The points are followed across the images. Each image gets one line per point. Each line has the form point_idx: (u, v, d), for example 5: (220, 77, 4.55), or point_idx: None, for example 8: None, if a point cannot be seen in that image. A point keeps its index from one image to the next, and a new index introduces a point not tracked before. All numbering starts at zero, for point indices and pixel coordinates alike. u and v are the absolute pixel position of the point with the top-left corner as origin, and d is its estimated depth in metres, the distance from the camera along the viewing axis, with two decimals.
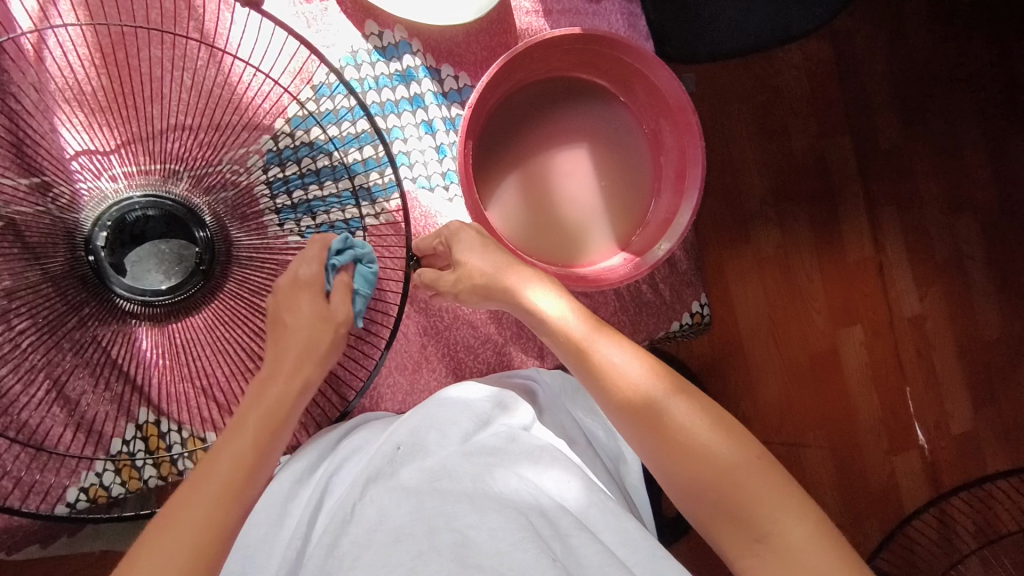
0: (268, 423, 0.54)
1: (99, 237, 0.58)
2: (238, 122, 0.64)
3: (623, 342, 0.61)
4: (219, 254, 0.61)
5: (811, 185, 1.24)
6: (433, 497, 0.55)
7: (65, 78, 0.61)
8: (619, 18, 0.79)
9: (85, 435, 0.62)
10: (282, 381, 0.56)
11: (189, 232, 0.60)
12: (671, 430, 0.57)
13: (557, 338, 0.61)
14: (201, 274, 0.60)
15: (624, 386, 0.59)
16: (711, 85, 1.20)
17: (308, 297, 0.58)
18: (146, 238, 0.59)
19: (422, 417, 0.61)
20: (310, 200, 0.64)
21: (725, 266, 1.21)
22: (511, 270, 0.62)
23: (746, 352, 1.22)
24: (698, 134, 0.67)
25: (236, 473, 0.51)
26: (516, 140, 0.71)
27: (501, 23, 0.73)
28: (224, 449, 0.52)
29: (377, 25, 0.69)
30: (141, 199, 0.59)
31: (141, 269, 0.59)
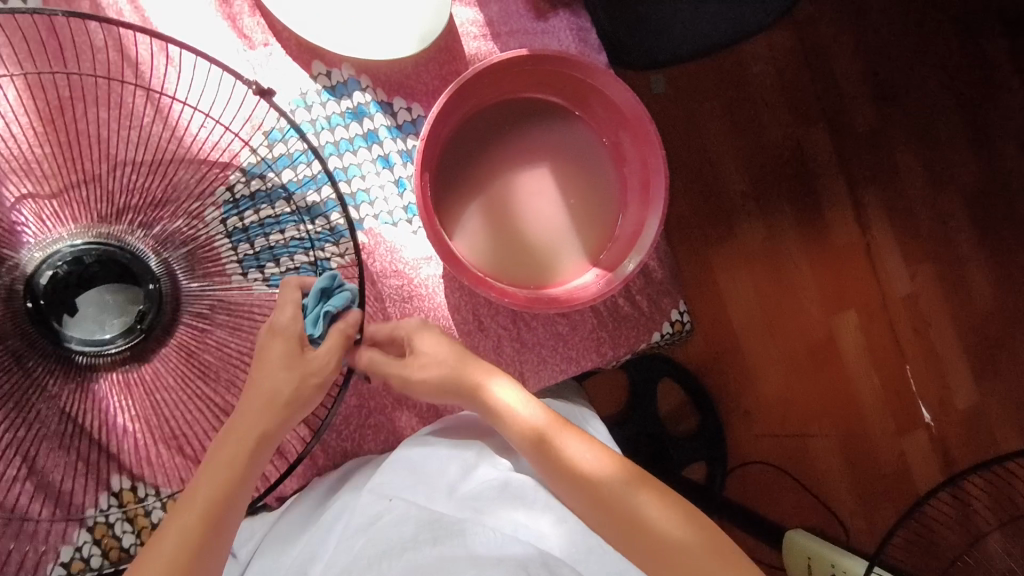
0: (226, 481, 0.54)
1: (44, 278, 0.57)
2: (190, 175, 0.63)
3: (583, 435, 0.63)
4: (165, 315, 0.59)
5: (789, 174, 1.23)
6: (431, 546, 0.55)
7: (9, 147, 0.59)
8: (568, 35, 0.78)
9: (61, 507, 0.61)
10: (247, 430, 0.55)
11: (137, 282, 0.58)
12: (633, 516, 0.59)
13: (517, 429, 0.61)
14: (141, 332, 0.58)
15: (586, 476, 0.60)
16: (678, 86, 1.20)
17: (281, 344, 0.56)
18: (94, 283, 0.58)
19: (408, 470, 0.62)
20: (273, 247, 0.63)
21: (710, 265, 1.21)
22: (468, 361, 0.64)
23: (740, 348, 1.21)
24: (658, 145, 0.67)
25: (198, 529, 0.52)
26: (476, 165, 0.71)
27: (450, 50, 0.72)
28: (185, 507, 0.53)
29: (325, 65, 0.68)
30: (83, 245, 0.57)
31: (82, 316, 0.58)
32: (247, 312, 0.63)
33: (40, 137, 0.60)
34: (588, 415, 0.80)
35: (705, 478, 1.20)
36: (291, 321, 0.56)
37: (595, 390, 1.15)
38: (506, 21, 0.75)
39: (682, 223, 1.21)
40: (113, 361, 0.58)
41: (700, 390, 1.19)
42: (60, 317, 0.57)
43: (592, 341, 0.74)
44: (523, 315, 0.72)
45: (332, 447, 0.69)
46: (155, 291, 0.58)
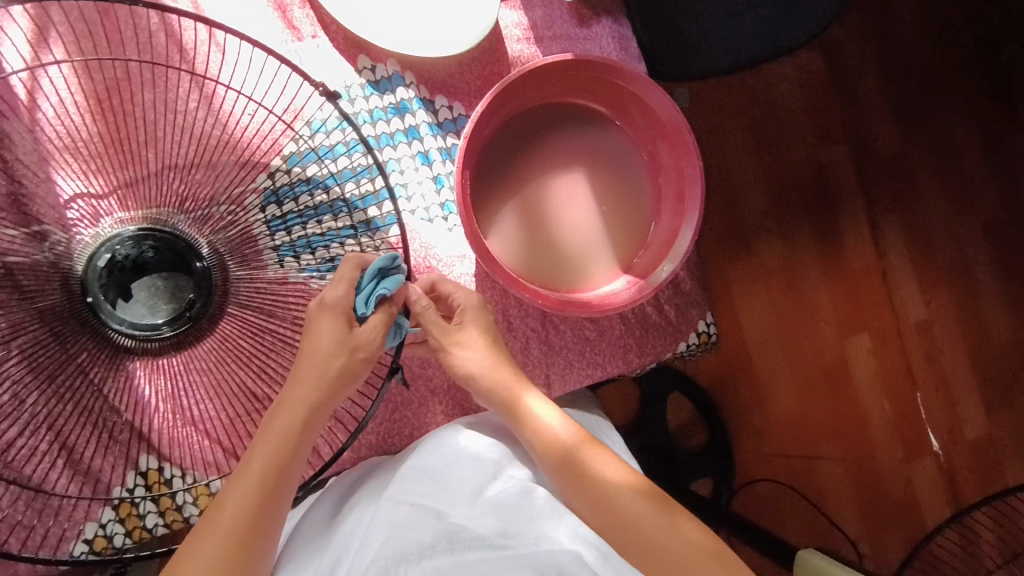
0: (274, 466, 0.55)
1: (102, 262, 0.58)
2: (233, 161, 0.63)
3: (609, 455, 0.65)
4: (211, 307, 0.60)
5: (810, 194, 1.23)
6: (444, 555, 0.54)
7: (61, 126, 0.60)
8: (610, 42, 0.78)
9: (86, 484, 0.62)
10: (291, 414, 0.56)
11: (188, 270, 0.60)
12: (648, 536, 0.60)
13: (545, 443, 0.63)
14: (188, 320, 0.59)
15: (605, 495, 0.62)
16: (705, 100, 1.20)
17: (330, 320, 0.56)
18: (146, 269, 0.59)
19: (429, 479, 0.62)
20: (310, 237, 0.63)
21: (728, 280, 1.21)
22: (504, 370, 0.64)
23: (754, 364, 1.21)
24: (695, 152, 0.67)
25: (246, 513, 0.53)
26: (514, 166, 0.71)
27: (493, 52, 0.73)
28: (233, 491, 0.54)
29: (370, 59, 0.69)
30: (139, 232, 0.59)
31: (133, 301, 0.59)
32: (279, 303, 0.62)
33: (91, 117, 0.61)
34: (605, 426, 0.80)
35: (712, 493, 1.19)
36: (339, 297, 0.56)
37: (606, 398, 1.15)
38: (549, 26, 0.76)
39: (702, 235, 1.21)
40: (158, 347, 0.59)
41: (711, 404, 1.19)
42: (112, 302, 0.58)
43: (618, 348, 0.74)
44: (551, 317, 0.72)
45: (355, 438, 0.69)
46: (206, 280, 0.60)
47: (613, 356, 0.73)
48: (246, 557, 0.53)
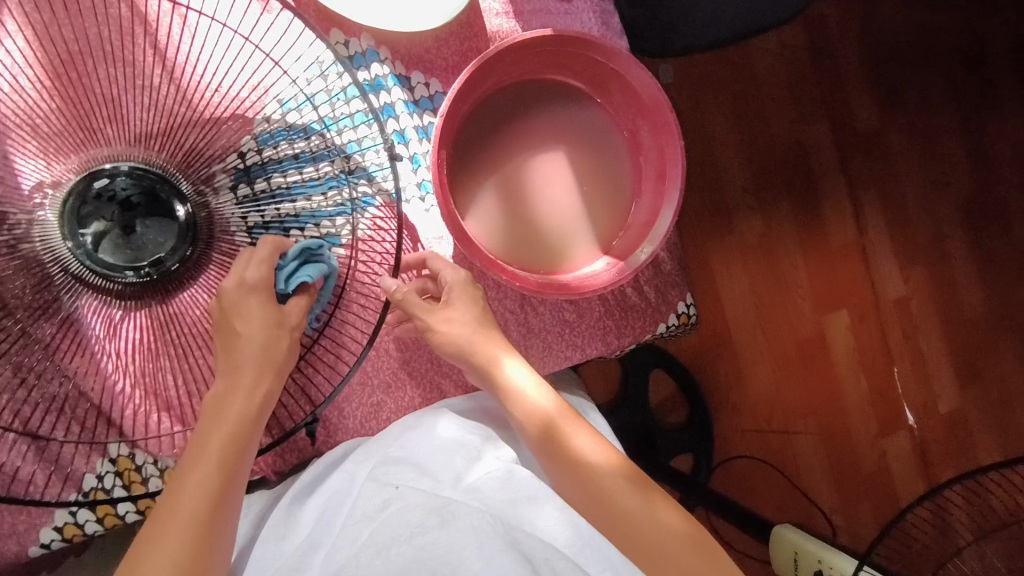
0: (228, 452, 0.54)
1: (95, 186, 0.57)
2: (200, 138, 0.60)
3: (595, 432, 0.64)
4: (171, 274, 0.58)
5: (792, 172, 1.23)
6: (436, 530, 0.53)
7: (17, 104, 0.57)
8: (592, 17, 0.74)
9: (57, 472, 0.62)
10: (244, 400, 0.54)
11: (167, 224, 0.58)
12: (620, 511, 0.60)
13: (532, 417, 0.63)
14: (145, 275, 0.58)
15: (581, 467, 0.62)
16: (688, 76, 1.19)
17: (257, 300, 0.54)
18: (131, 206, 0.58)
19: (412, 466, 0.62)
20: (283, 219, 0.61)
21: (710, 259, 1.21)
22: (493, 342, 0.63)
23: (734, 342, 1.22)
24: (677, 134, 0.66)
25: (205, 500, 0.53)
26: (493, 145, 0.70)
27: (470, 26, 0.70)
28: (189, 480, 0.53)
29: (343, 34, 0.66)
30: (136, 170, 0.58)
31: (106, 234, 0.57)
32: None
33: (49, 93, 0.58)
34: (587, 405, 0.81)
35: (691, 470, 1.21)
36: (262, 277, 0.55)
37: (587, 377, 1.14)
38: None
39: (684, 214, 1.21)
40: (110, 288, 0.57)
41: (691, 382, 1.20)
42: (86, 229, 0.57)
43: (597, 329, 0.73)
44: (530, 299, 0.71)
45: (332, 424, 0.68)
46: (183, 245, 0.59)
47: (594, 336, 0.73)
48: (211, 533, 0.54)
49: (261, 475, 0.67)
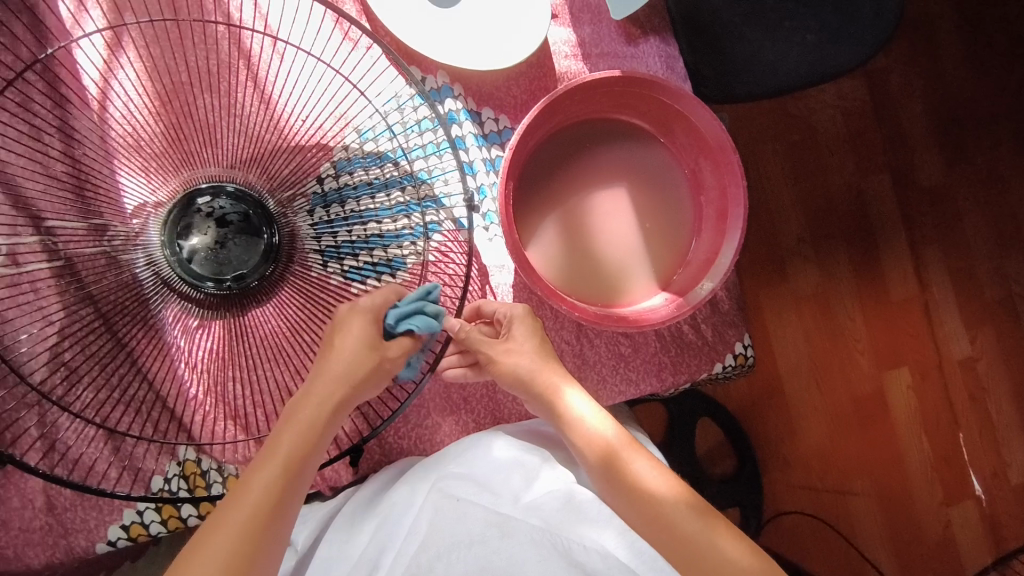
0: (294, 457, 0.55)
1: (201, 202, 0.61)
2: (285, 164, 0.65)
3: (656, 464, 0.64)
4: (253, 292, 0.62)
5: (851, 224, 1.21)
6: (498, 541, 0.58)
7: (126, 128, 0.63)
8: (658, 61, 0.76)
9: (129, 473, 0.65)
10: (318, 404, 0.57)
11: (254, 241, 0.62)
12: (686, 538, 0.59)
13: (593, 447, 0.63)
14: (229, 289, 0.61)
15: (644, 495, 0.61)
16: (744, 126, 1.19)
17: (360, 322, 0.57)
18: (224, 222, 0.62)
19: (473, 482, 0.62)
20: (354, 241, 0.64)
21: (763, 307, 1.19)
22: (556, 373, 0.64)
23: (786, 394, 1.19)
24: (740, 173, 0.68)
25: (266, 500, 0.54)
26: (555, 179, 0.72)
27: (540, 67, 0.73)
28: (254, 479, 0.54)
29: (421, 71, 0.70)
30: (237, 192, 0.62)
31: (201, 246, 0.61)
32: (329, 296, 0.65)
33: (154, 118, 0.64)
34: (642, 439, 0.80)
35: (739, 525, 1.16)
36: (374, 304, 0.58)
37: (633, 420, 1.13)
38: (598, 43, 0.75)
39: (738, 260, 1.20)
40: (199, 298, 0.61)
41: (739, 434, 1.16)
42: (187, 240, 0.61)
43: (653, 365, 0.73)
44: (586, 330, 0.72)
45: (387, 442, 0.69)
46: (265, 264, 0.62)
47: (651, 371, 0.73)
48: (267, 534, 0.54)
49: (316, 489, 0.69)
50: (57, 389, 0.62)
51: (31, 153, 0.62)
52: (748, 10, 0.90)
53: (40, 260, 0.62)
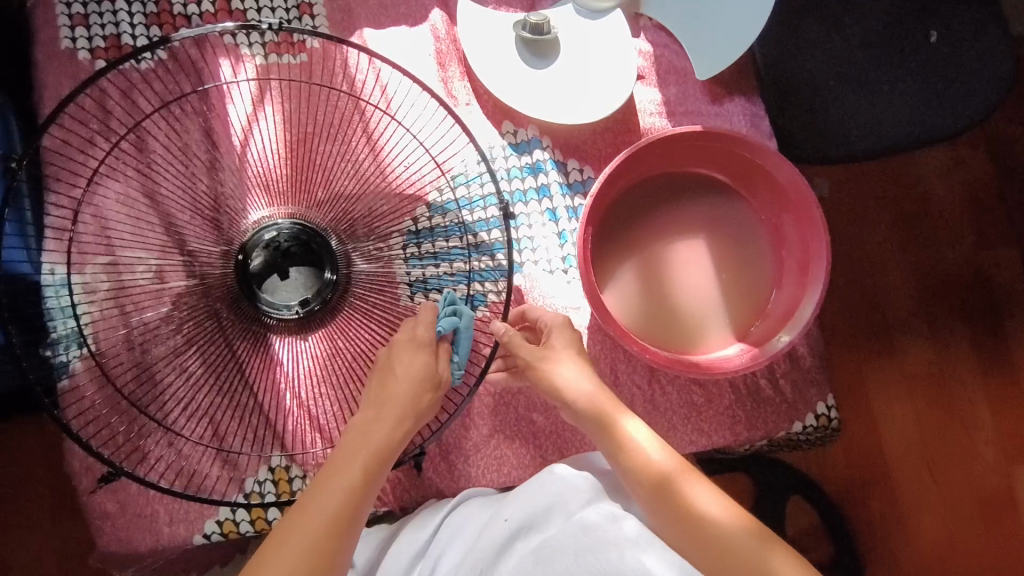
0: (369, 466, 0.59)
1: (265, 238, 0.68)
2: (389, 204, 0.74)
3: (715, 491, 0.62)
4: (319, 314, 0.67)
5: (970, 298, 1.14)
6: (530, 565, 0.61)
7: (260, 169, 0.73)
8: (742, 119, 0.79)
9: (229, 473, 0.71)
10: (383, 422, 0.60)
11: (319, 269, 0.68)
12: (749, 561, 0.57)
13: (649, 474, 0.62)
14: (296, 313, 0.67)
15: (702, 522, 0.60)
16: (844, 192, 1.16)
17: (421, 352, 0.60)
18: (287, 254, 0.68)
19: (526, 497, 0.65)
20: (439, 276, 0.73)
21: (865, 380, 1.12)
22: (610, 401, 0.64)
23: (894, 479, 1.10)
24: (823, 229, 0.68)
25: (341, 504, 0.58)
26: (634, 227, 0.74)
27: (626, 122, 0.78)
28: (331, 484, 0.58)
29: (513, 125, 0.76)
30: (301, 227, 0.68)
31: (268, 276, 0.68)
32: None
33: (283, 160, 0.74)
34: None
35: None
36: (430, 335, 0.60)
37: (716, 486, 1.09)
38: (682, 101, 0.79)
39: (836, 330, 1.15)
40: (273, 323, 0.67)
41: (839, 520, 1.08)
42: (256, 271, 0.67)
43: (726, 418, 0.72)
44: (659, 376, 0.72)
45: (456, 468, 0.72)
46: (327, 290, 0.67)
47: (725, 423, 0.72)
48: (340, 539, 0.57)
49: (387, 508, 0.73)
50: (179, 390, 0.71)
51: (185, 186, 0.73)
52: (845, 76, 0.92)
53: (179, 279, 0.70)
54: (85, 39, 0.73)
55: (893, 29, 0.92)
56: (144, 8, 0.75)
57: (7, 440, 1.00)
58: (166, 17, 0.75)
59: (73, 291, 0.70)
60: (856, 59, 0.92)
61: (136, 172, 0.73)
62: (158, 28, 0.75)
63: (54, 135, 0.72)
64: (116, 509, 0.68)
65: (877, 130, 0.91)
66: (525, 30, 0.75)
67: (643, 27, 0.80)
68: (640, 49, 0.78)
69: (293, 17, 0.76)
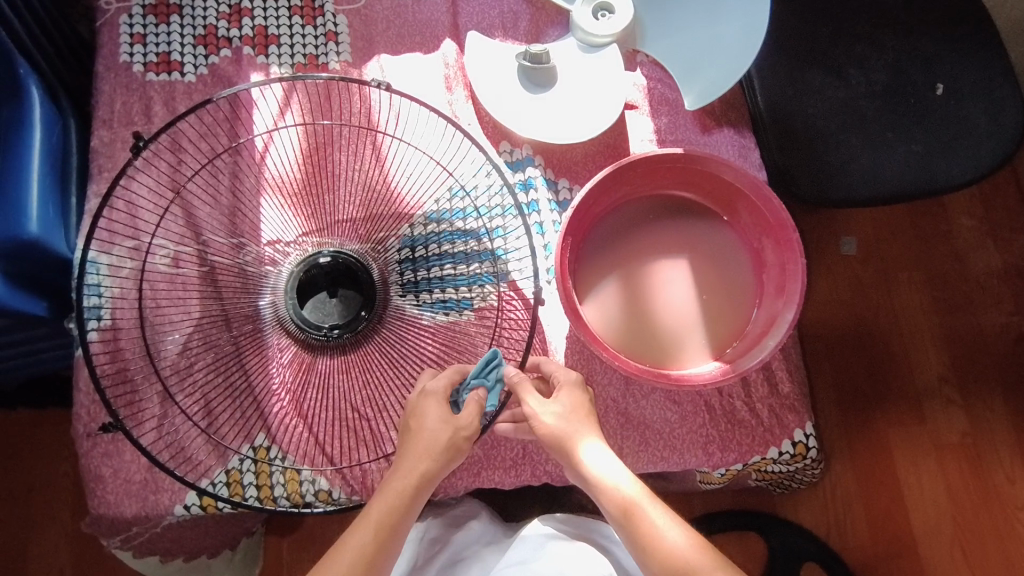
0: (385, 525, 0.58)
1: (320, 261, 0.70)
2: (388, 210, 0.78)
3: (677, 519, 0.61)
4: (344, 338, 0.69)
5: (1000, 364, 1.10)
6: None
7: (276, 174, 0.80)
8: (732, 149, 0.86)
9: (214, 448, 0.74)
10: (406, 478, 0.59)
11: (359, 301, 0.70)
12: None
13: (613, 502, 0.60)
14: (324, 335, 0.69)
15: (678, 562, 0.58)
16: (871, 248, 1.13)
17: (433, 402, 0.61)
18: (335, 283, 0.71)
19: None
20: (431, 278, 0.76)
21: (889, 444, 1.07)
22: (579, 427, 0.62)
23: (918, 547, 1.04)
24: (799, 251, 0.69)
25: (358, 567, 0.56)
26: (618, 247, 0.77)
27: (615, 147, 0.83)
28: (347, 544, 0.57)
29: (510, 145, 0.82)
30: (350, 256, 0.71)
31: (314, 296, 0.71)
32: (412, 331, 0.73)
33: (299, 167, 0.80)
34: None
35: None
36: (440, 386, 0.62)
37: (727, 544, 1.05)
38: (672, 131, 0.84)
39: (865, 392, 1.08)
40: (303, 338, 0.69)
41: None
42: (304, 290, 0.70)
43: (698, 438, 0.73)
44: (634, 391, 0.73)
45: None
46: (357, 321, 0.69)
47: (697, 443, 0.72)
48: None
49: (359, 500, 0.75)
50: (177, 365, 0.75)
51: (209, 184, 0.81)
52: (857, 125, 0.89)
53: (193, 265, 0.77)
54: (141, 55, 0.84)
55: (899, 80, 0.90)
56: (194, 30, 0.85)
57: (33, 422, 1.07)
58: (212, 39, 0.84)
59: (100, 271, 0.76)
60: (860, 107, 0.89)
61: (166, 170, 0.81)
62: (204, 48, 0.84)
63: (102, 134, 0.82)
64: (109, 474, 0.73)
65: (884, 175, 0.86)
66: (524, 60, 0.81)
67: (640, 62, 0.86)
68: (637, 82, 0.85)
69: (320, 43, 0.85)
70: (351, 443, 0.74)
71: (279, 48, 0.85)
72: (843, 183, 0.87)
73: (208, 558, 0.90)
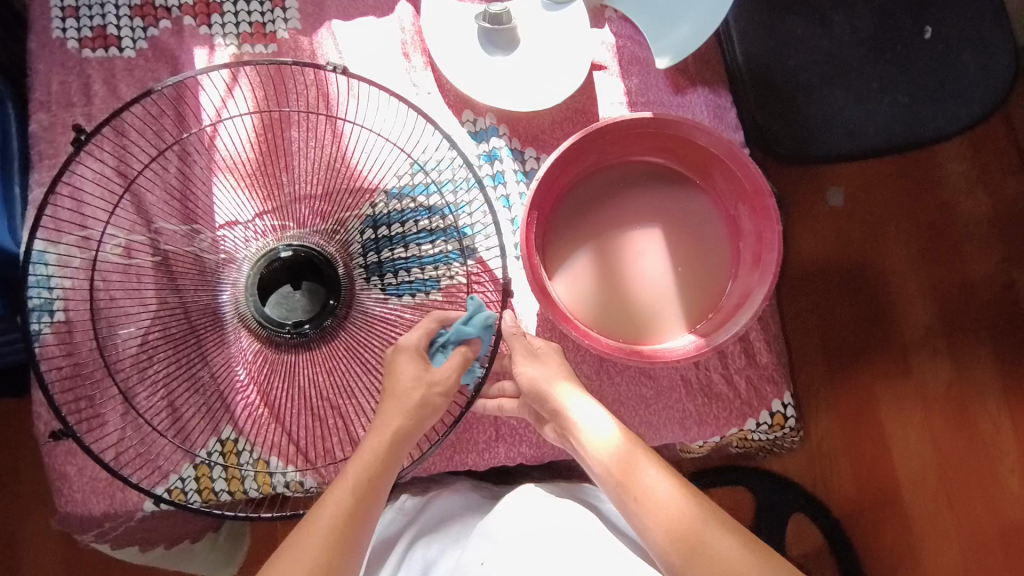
0: (366, 482, 0.57)
1: (281, 256, 0.66)
2: (347, 189, 0.75)
3: (665, 471, 0.61)
4: (309, 333, 0.66)
5: (989, 315, 1.08)
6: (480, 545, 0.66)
7: (228, 156, 0.75)
8: (704, 109, 0.84)
9: (179, 441, 0.73)
10: (380, 436, 0.58)
11: (325, 294, 0.67)
12: (691, 532, 0.56)
13: (598, 460, 0.60)
14: (287, 333, 0.65)
15: (664, 507, 0.58)
16: (858, 201, 1.09)
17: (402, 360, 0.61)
18: (297, 277, 0.67)
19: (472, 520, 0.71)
20: (396, 260, 0.73)
21: (877, 400, 1.06)
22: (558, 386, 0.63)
23: (903, 499, 1.04)
24: (776, 218, 0.66)
25: (339, 525, 0.55)
26: (590, 217, 0.73)
27: (584, 112, 0.79)
28: (328, 504, 0.56)
29: (472, 114, 0.78)
30: (308, 249, 0.67)
31: (277, 290, 0.67)
32: (379, 320, 0.70)
33: (253, 148, 0.76)
34: None
35: None
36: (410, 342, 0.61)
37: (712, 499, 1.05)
38: (644, 93, 0.81)
39: (850, 349, 1.07)
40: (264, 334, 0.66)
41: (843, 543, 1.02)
42: (265, 285, 0.66)
43: (674, 412, 0.72)
44: (608, 366, 0.72)
45: None
46: (324, 316, 0.66)
47: (673, 416, 0.72)
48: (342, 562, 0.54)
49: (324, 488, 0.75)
50: (136, 359, 0.72)
51: (159, 166, 0.77)
52: (840, 76, 0.84)
53: (147, 255, 0.74)
54: (75, 29, 0.78)
55: (885, 26, 0.84)
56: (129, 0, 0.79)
57: None
58: (149, 9, 0.79)
59: (49, 264, 0.74)
60: (845, 57, 0.84)
61: (114, 154, 0.77)
62: (142, 20, 0.79)
63: (40, 118, 0.77)
64: (75, 472, 0.71)
65: (868, 128, 0.83)
66: (484, 21, 0.75)
67: (609, 19, 0.82)
68: (605, 41, 0.81)
69: (266, 9, 0.79)
70: (322, 433, 0.72)
71: (223, 17, 0.79)
72: (822, 143, 0.83)
73: (191, 543, 0.89)
